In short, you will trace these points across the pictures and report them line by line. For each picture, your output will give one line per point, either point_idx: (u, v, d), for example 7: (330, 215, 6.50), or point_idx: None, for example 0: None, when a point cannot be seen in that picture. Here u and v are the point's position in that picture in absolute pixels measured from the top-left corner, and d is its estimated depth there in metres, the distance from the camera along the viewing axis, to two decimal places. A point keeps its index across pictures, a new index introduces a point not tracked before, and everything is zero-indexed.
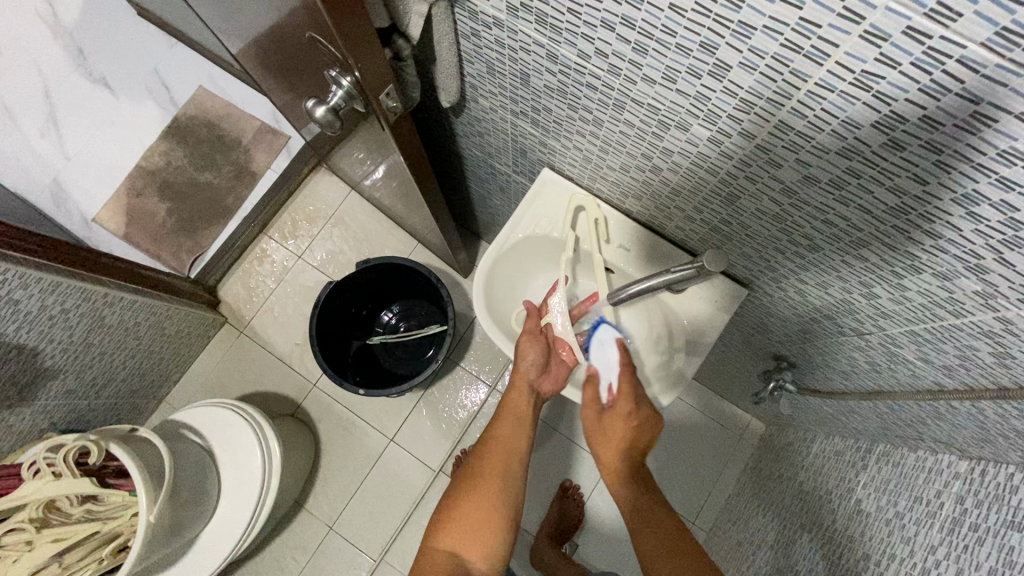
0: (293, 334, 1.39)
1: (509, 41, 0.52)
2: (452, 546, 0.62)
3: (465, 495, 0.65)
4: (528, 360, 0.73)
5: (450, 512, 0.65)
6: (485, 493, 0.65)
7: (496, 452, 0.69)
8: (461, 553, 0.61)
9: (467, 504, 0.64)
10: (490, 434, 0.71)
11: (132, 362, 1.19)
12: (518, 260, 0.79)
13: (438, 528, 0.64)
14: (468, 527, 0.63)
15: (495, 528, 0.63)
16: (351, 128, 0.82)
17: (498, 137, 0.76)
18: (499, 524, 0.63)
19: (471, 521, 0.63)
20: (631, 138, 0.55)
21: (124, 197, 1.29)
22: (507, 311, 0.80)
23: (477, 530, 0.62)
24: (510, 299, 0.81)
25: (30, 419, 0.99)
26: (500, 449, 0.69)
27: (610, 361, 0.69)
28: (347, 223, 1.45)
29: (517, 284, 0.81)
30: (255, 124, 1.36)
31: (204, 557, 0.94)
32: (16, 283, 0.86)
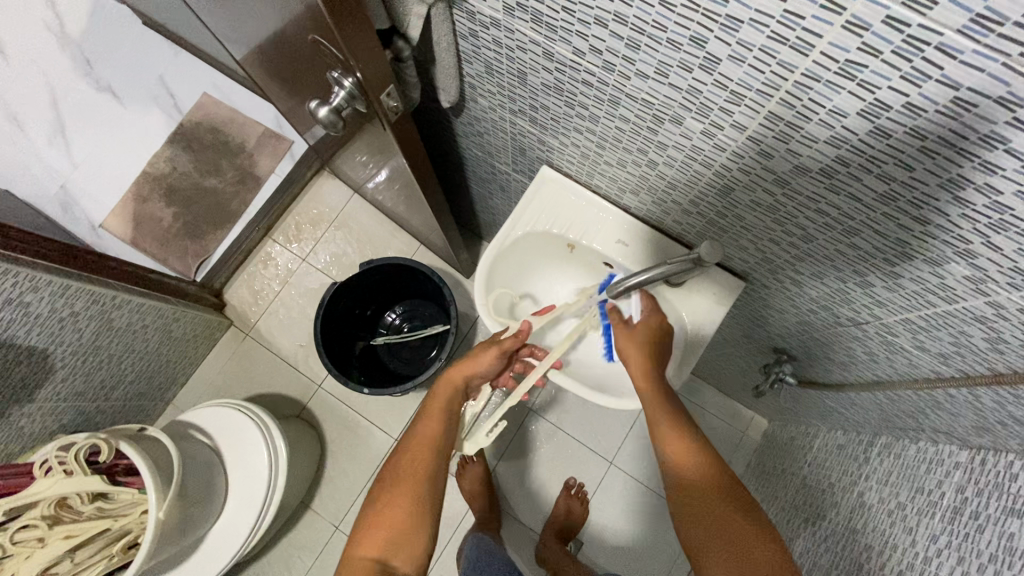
0: (298, 335, 1.40)
1: (507, 40, 0.53)
2: (376, 554, 0.59)
3: (387, 496, 0.63)
4: (481, 363, 0.73)
5: (375, 513, 0.62)
6: (409, 494, 0.63)
7: (424, 450, 0.66)
8: (386, 557, 0.59)
9: (393, 505, 0.62)
10: (417, 430, 0.69)
11: (139, 365, 1.20)
12: (518, 258, 0.80)
13: (362, 532, 0.62)
14: (392, 531, 0.60)
15: (417, 528, 0.61)
16: (356, 131, 0.84)
17: (498, 136, 0.77)
18: (422, 526, 0.61)
19: (397, 524, 0.61)
20: (628, 133, 0.56)
21: (131, 203, 1.31)
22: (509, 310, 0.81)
23: (402, 533, 0.60)
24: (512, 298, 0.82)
25: (39, 421, 1.01)
26: (423, 447, 0.67)
27: (636, 299, 0.75)
28: (350, 226, 1.47)
29: (518, 281, 0.83)
30: (259, 129, 1.38)
31: (211, 556, 0.95)
32: (25, 285, 0.88)
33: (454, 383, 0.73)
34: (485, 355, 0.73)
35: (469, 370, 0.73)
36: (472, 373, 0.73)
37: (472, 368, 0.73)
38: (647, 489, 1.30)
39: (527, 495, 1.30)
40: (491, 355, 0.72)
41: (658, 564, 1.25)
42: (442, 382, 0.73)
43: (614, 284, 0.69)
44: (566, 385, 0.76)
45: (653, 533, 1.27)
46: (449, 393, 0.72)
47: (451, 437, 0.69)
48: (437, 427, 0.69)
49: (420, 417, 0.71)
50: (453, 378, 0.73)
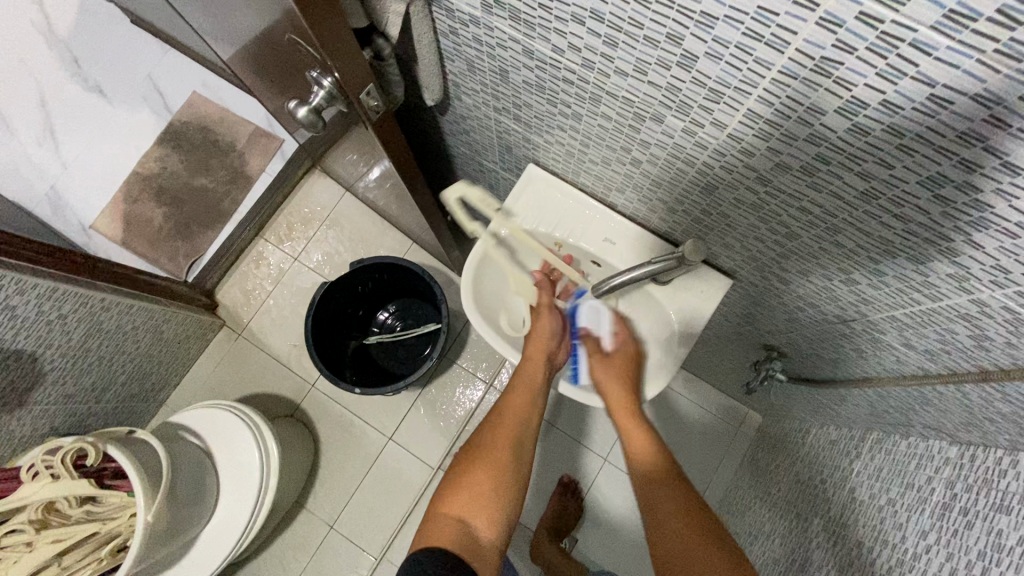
0: (291, 335, 1.40)
1: (487, 38, 0.53)
2: (459, 514, 0.57)
3: (474, 462, 0.62)
4: (545, 328, 0.74)
5: (459, 478, 0.61)
6: (494, 465, 0.62)
7: (511, 419, 0.66)
8: (467, 518, 0.57)
9: (478, 469, 0.61)
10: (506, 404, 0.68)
11: (131, 366, 1.20)
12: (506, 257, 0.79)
13: (446, 492, 0.60)
14: (477, 495, 0.59)
15: (504, 494, 0.60)
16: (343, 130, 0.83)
17: (483, 134, 0.76)
18: (509, 494, 0.60)
19: (481, 488, 0.59)
20: (610, 131, 0.55)
21: (122, 204, 1.31)
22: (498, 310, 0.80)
23: (485, 498, 0.59)
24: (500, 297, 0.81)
25: (30, 424, 1.01)
26: (512, 422, 0.66)
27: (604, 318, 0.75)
28: (342, 224, 1.46)
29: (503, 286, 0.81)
30: (249, 128, 1.38)
31: (202, 558, 0.95)
32: (13, 289, 0.87)
33: (540, 361, 0.72)
34: (546, 314, 0.75)
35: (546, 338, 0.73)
36: (550, 343, 0.73)
37: (545, 335, 0.74)
38: None
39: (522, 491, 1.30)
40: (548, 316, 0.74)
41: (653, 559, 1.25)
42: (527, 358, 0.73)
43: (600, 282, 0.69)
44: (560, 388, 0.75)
45: None
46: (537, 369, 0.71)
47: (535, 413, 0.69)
48: (524, 401, 0.68)
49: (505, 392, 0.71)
50: (538, 349, 0.73)
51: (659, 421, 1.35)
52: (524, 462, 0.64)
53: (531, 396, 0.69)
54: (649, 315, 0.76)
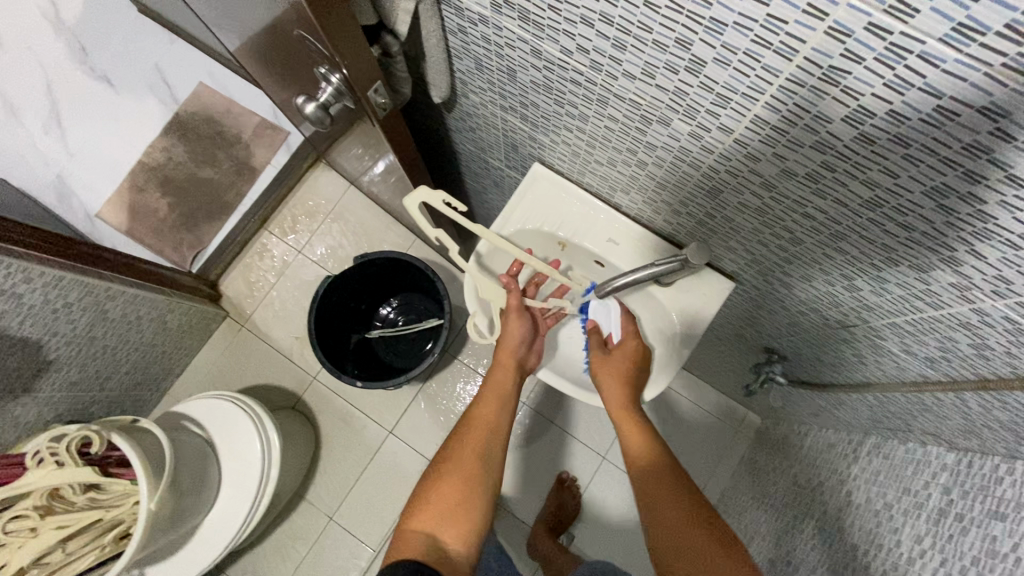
0: (293, 327, 1.41)
1: (495, 37, 0.53)
2: (427, 527, 0.60)
3: (442, 473, 0.64)
4: (514, 333, 0.74)
5: (427, 491, 0.63)
6: (460, 477, 0.64)
7: (479, 428, 0.69)
8: (436, 531, 0.60)
9: (445, 481, 0.64)
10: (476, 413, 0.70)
11: (135, 356, 1.21)
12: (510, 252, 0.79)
13: (414, 507, 0.63)
14: (446, 506, 0.61)
15: (473, 502, 0.62)
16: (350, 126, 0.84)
17: (490, 132, 0.76)
18: (478, 502, 0.63)
19: (450, 499, 0.62)
20: (617, 133, 0.55)
21: (127, 193, 1.32)
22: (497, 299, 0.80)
23: (454, 508, 0.61)
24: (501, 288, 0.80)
25: (35, 411, 1.02)
26: (480, 429, 0.68)
27: (611, 313, 0.76)
28: (347, 218, 1.46)
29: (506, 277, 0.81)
30: (255, 120, 1.38)
31: (203, 547, 0.96)
32: (19, 276, 0.88)
33: (508, 366, 0.74)
34: (515, 319, 0.74)
35: (512, 344, 0.74)
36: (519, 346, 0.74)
37: (513, 341, 0.74)
38: None
39: (521, 487, 1.31)
40: (516, 320, 0.73)
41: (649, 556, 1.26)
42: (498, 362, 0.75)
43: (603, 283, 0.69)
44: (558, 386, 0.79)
45: None
46: (507, 374, 0.74)
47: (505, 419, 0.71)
48: (490, 410, 0.70)
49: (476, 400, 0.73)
50: (506, 356, 0.74)
51: (658, 420, 1.35)
52: (494, 468, 0.66)
53: (500, 403, 0.72)
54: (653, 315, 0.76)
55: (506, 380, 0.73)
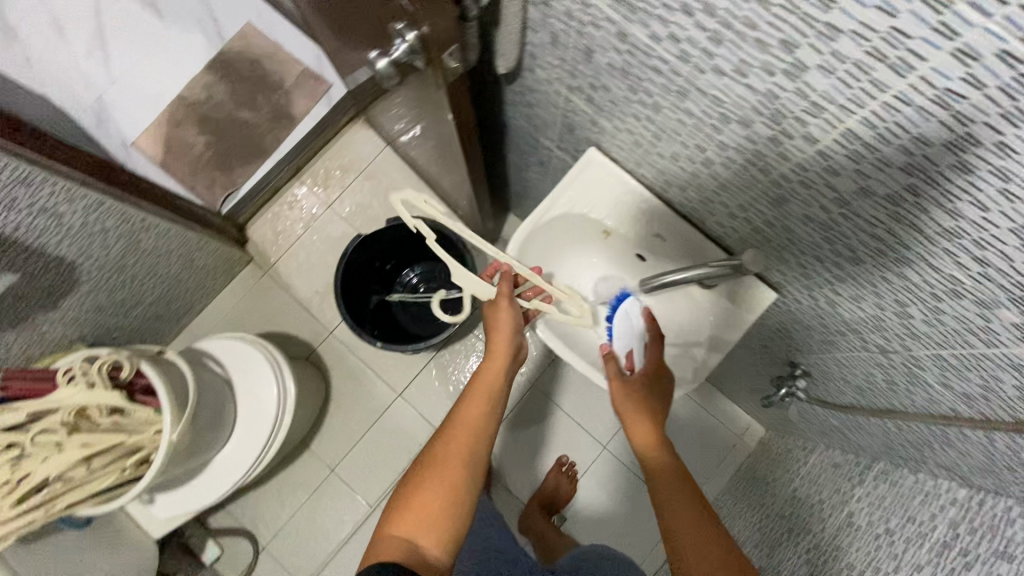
0: (315, 281, 1.39)
1: (581, 14, 0.52)
2: (410, 530, 0.65)
3: (425, 476, 0.69)
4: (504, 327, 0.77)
5: (411, 493, 0.69)
6: (442, 482, 0.69)
7: (462, 430, 0.73)
8: (416, 536, 0.65)
9: (427, 483, 0.69)
10: (458, 419, 0.74)
11: (161, 289, 1.22)
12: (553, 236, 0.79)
13: (396, 510, 0.68)
14: (427, 508, 0.67)
15: (453, 507, 0.68)
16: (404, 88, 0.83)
17: (548, 110, 0.75)
18: (458, 504, 0.68)
19: (430, 504, 0.67)
20: (689, 128, 0.54)
21: (165, 125, 1.41)
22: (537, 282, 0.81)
23: (435, 510, 0.67)
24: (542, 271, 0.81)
25: (62, 328, 1.05)
26: (464, 430, 0.73)
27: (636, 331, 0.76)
28: (379, 178, 1.46)
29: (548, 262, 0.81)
30: (299, 67, 1.45)
31: (212, 482, 0.98)
32: (61, 196, 0.88)
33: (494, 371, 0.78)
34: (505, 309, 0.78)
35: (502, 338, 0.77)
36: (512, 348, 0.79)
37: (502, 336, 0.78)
38: (636, 477, 1.33)
39: (520, 465, 1.34)
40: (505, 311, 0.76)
41: (638, 547, 1.29)
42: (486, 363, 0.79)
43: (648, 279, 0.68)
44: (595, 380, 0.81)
45: (638, 517, 1.30)
46: (494, 379, 0.77)
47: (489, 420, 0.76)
48: (475, 412, 0.75)
49: (461, 404, 0.77)
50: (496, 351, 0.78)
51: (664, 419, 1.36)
52: (475, 468, 0.71)
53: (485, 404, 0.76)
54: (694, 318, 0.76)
55: (494, 379, 0.77)
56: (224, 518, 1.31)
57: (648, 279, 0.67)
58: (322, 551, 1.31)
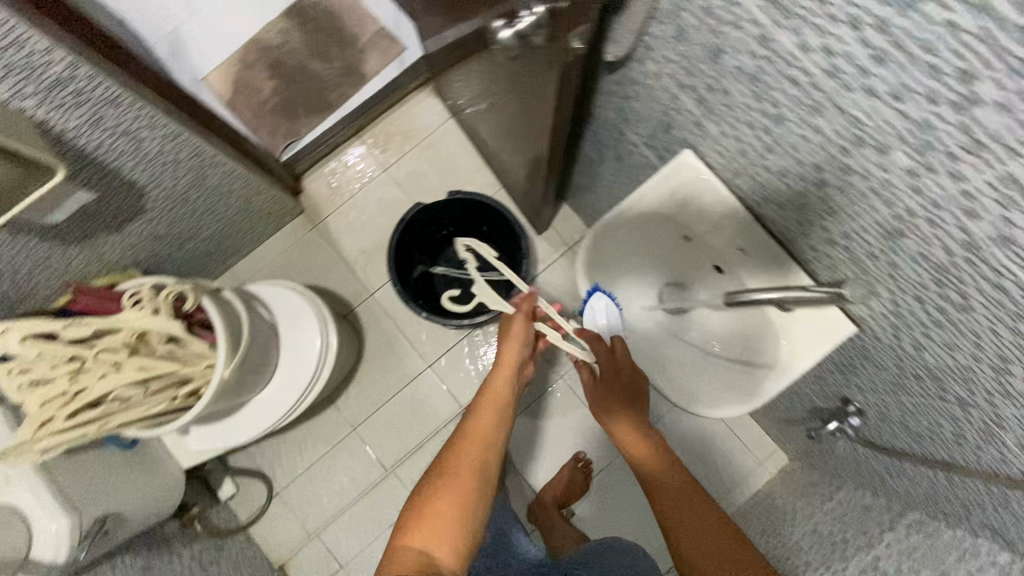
0: (362, 241, 1.42)
1: (722, 12, 0.50)
2: (423, 539, 0.69)
3: (436, 489, 0.74)
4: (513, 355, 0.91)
5: (423, 506, 0.73)
6: (455, 493, 0.74)
7: (472, 447, 0.80)
8: (430, 547, 0.68)
9: (440, 495, 0.73)
10: (465, 434, 0.82)
11: (216, 228, 1.23)
12: (632, 232, 0.80)
13: (408, 525, 0.72)
14: (440, 517, 0.71)
15: (464, 517, 0.72)
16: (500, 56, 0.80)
17: (646, 105, 0.73)
18: (470, 515, 0.73)
19: (442, 515, 0.71)
20: (814, 145, 0.52)
21: (236, 66, 1.43)
22: (610, 272, 0.84)
23: (448, 520, 0.71)
24: (616, 263, 0.83)
25: (120, 251, 1.07)
26: (474, 446, 0.80)
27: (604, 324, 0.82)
28: (439, 148, 1.45)
29: (623, 256, 0.83)
30: (375, 25, 1.44)
31: (248, 422, 1.00)
32: (145, 121, 0.87)
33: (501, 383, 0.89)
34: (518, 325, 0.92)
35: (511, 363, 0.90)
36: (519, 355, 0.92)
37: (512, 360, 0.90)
38: None
39: (538, 454, 1.35)
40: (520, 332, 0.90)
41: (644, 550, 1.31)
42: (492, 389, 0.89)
43: (732, 292, 0.70)
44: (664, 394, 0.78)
45: (648, 521, 1.32)
46: (501, 395, 0.87)
47: (496, 442, 0.82)
48: (484, 432, 0.82)
49: (470, 424, 0.84)
50: (505, 376, 0.89)
51: (689, 432, 1.35)
52: (484, 483, 0.77)
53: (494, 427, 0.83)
54: (766, 342, 0.73)
55: (503, 403, 0.86)
56: (243, 458, 1.35)
57: (732, 294, 0.69)
58: (333, 505, 1.34)
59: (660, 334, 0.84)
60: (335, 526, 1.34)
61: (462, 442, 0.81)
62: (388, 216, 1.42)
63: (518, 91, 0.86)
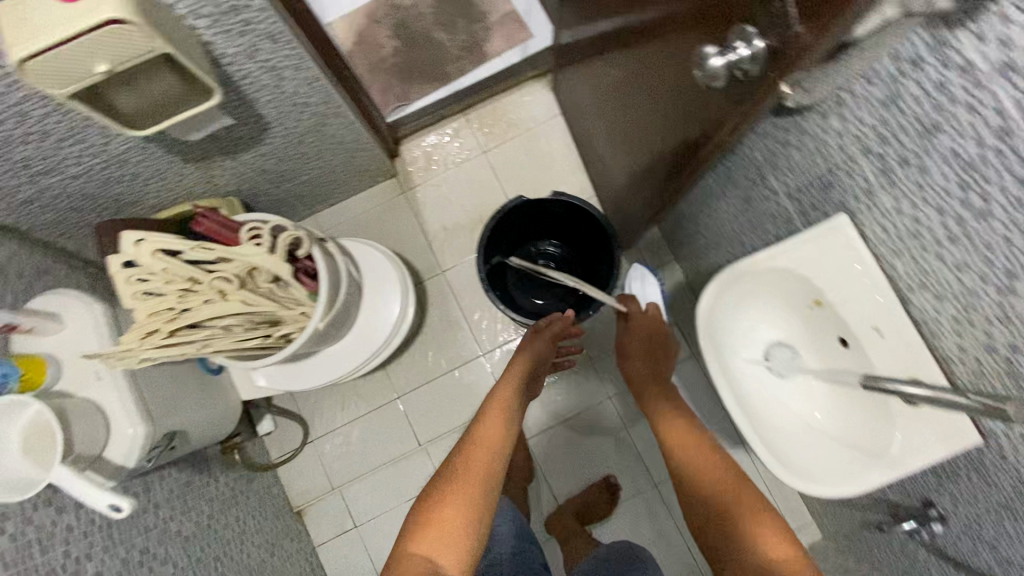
0: (445, 217, 1.42)
1: (959, 89, 0.47)
2: (428, 548, 0.68)
3: (442, 492, 0.73)
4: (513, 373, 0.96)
5: (426, 512, 0.71)
6: (461, 498, 0.73)
7: (479, 452, 0.80)
8: (436, 557, 0.67)
9: (446, 499, 0.72)
10: (473, 438, 0.82)
11: (315, 174, 1.24)
12: (765, 279, 0.76)
13: (412, 533, 0.70)
14: (447, 524, 0.70)
15: (470, 521, 0.71)
16: (656, 64, 0.76)
17: (808, 158, 0.69)
18: (478, 518, 0.71)
19: (449, 522, 0.70)
20: (1015, 249, 0.49)
21: (364, 20, 1.46)
22: (728, 312, 0.79)
23: (453, 527, 0.70)
24: (735, 305, 0.79)
25: (226, 177, 1.09)
26: (480, 451, 0.80)
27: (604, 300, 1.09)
28: (540, 142, 1.43)
29: (745, 301, 0.79)
30: (507, 8, 1.45)
31: (312, 373, 1.02)
32: (293, 61, 0.88)
33: (508, 390, 0.92)
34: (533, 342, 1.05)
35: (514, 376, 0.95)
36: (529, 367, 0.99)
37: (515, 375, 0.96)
38: (673, 523, 1.33)
39: (569, 466, 1.37)
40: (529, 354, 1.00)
41: None
42: (495, 399, 0.91)
43: (870, 376, 0.66)
44: (760, 457, 0.69)
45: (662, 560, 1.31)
46: (503, 403, 0.89)
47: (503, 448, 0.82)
48: (491, 437, 0.82)
49: (477, 428, 0.84)
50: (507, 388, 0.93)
51: None
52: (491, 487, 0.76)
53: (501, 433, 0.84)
54: (882, 432, 0.68)
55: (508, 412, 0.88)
56: (287, 400, 1.38)
57: (874, 379, 0.65)
58: (361, 465, 1.37)
59: (763, 391, 0.78)
60: (359, 485, 1.36)
61: (468, 447, 0.81)
62: (476, 198, 1.42)
63: (660, 107, 0.82)
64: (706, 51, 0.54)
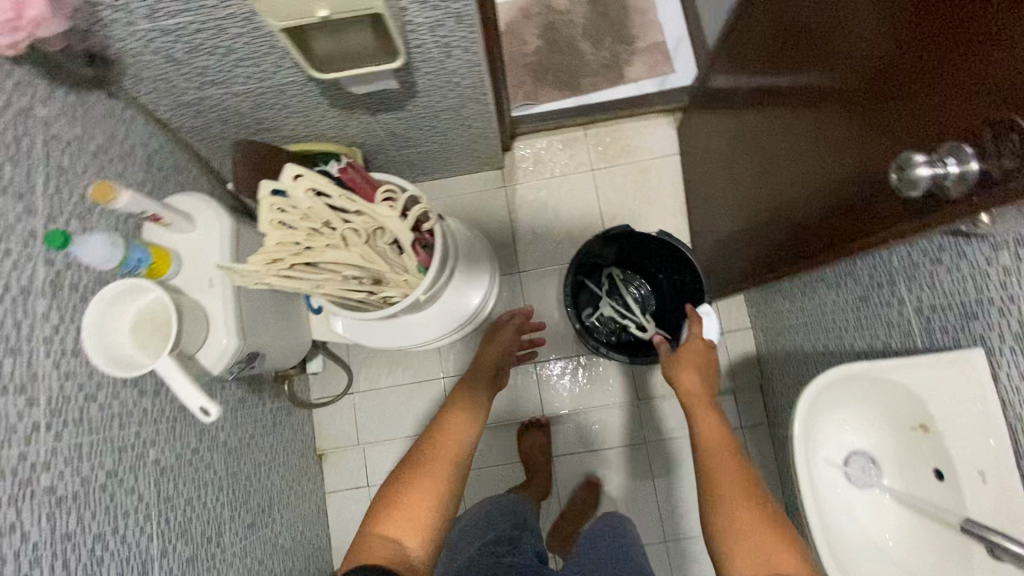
0: (537, 220, 1.43)
1: None
2: (396, 529, 0.75)
3: (411, 479, 0.81)
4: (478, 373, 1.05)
5: (394, 498, 0.78)
6: (427, 486, 0.80)
7: (445, 445, 0.87)
8: (402, 540, 0.74)
9: (414, 486, 0.80)
10: (438, 430, 0.90)
11: (433, 147, 1.27)
12: (874, 387, 0.74)
13: (380, 515, 0.77)
14: (412, 512, 0.77)
15: (434, 510, 0.79)
16: (816, 141, 0.75)
17: (957, 284, 0.68)
18: (440, 508, 0.79)
19: (413, 509, 0.77)
20: None
21: (517, 13, 1.50)
22: (825, 409, 0.76)
23: (419, 513, 0.77)
24: (833, 403, 0.77)
25: (358, 129, 1.13)
26: (446, 444, 0.87)
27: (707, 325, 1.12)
28: (650, 175, 1.43)
29: (842, 401, 0.77)
30: (656, 39, 1.47)
31: (386, 334, 1.06)
32: (466, 45, 0.90)
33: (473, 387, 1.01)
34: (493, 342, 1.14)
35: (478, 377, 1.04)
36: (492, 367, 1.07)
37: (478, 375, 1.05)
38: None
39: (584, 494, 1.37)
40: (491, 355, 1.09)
41: None
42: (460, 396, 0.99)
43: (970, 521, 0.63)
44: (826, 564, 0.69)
45: None
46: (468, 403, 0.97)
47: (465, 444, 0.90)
48: (454, 431, 0.90)
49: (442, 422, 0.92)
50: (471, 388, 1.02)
51: None
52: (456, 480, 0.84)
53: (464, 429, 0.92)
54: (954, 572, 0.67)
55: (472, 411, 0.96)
56: (340, 347, 1.42)
57: (977, 524, 0.62)
58: (390, 429, 1.40)
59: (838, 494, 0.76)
60: (383, 448, 1.40)
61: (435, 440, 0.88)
62: (572, 210, 1.43)
63: (800, 177, 0.81)
64: (913, 157, 0.53)
